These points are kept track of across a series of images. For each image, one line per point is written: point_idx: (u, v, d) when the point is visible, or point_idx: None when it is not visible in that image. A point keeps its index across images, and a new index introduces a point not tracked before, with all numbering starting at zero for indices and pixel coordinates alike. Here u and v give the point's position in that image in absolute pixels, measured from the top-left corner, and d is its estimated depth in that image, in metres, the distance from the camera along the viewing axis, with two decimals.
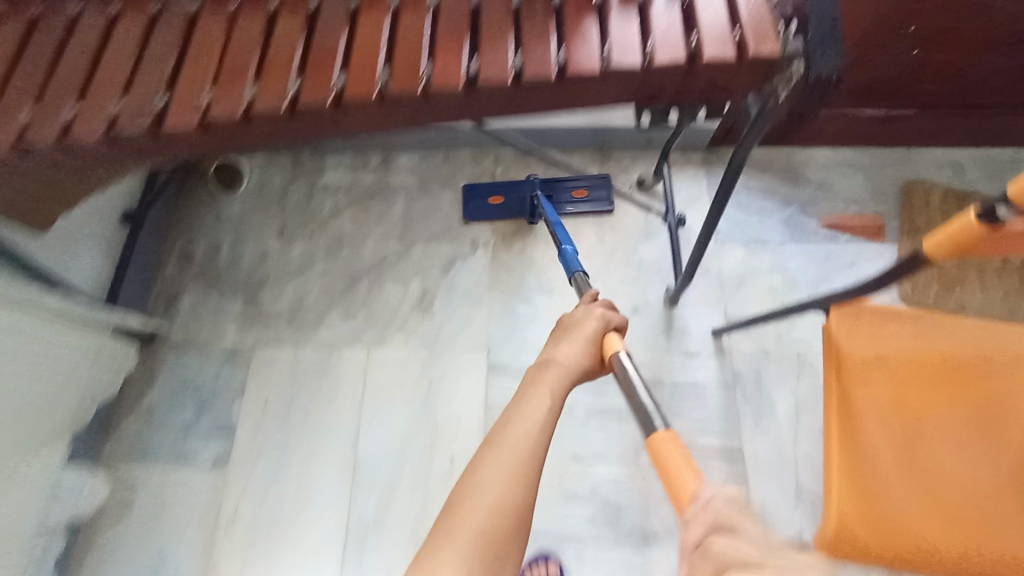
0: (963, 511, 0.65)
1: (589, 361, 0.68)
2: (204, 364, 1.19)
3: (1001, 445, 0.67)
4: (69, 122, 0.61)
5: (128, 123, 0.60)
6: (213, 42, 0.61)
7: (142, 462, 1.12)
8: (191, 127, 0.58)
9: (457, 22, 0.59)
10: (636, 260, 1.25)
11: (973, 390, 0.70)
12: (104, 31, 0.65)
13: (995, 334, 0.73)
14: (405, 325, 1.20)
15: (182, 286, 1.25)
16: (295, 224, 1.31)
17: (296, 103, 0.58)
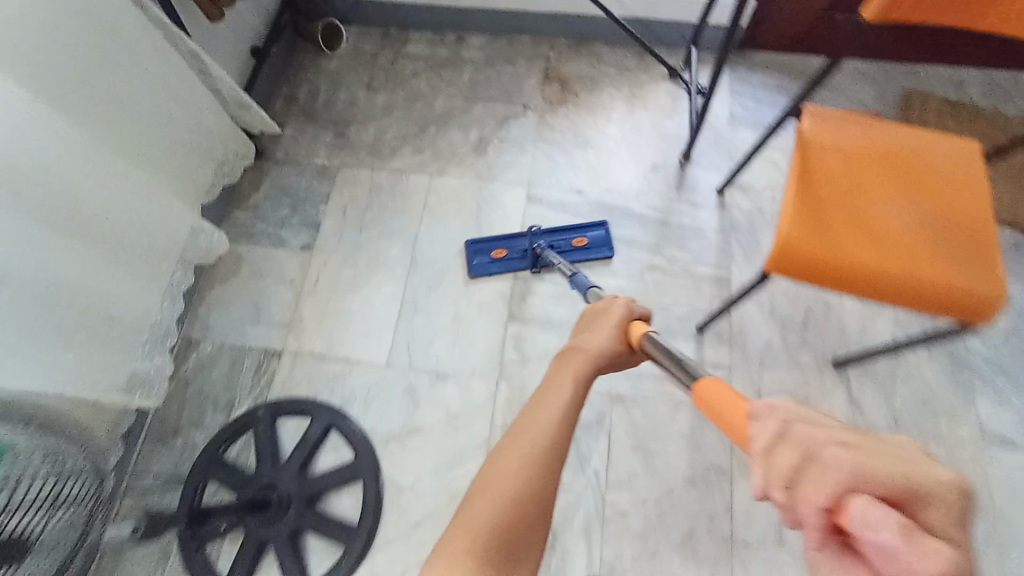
0: (883, 240, 0.88)
1: (617, 345, 0.75)
2: (301, 176, 1.49)
3: (917, 199, 0.91)
4: None
5: None
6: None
7: (248, 240, 1.42)
8: None
9: None
10: (659, 130, 1.49)
11: (901, 168, 0.94)
12: None
13: (920, 133, 0.98)
14: (463, 161, 1.48)
15: (287, 119, 1.55)
16: (381, 81, 1.59)
17: None
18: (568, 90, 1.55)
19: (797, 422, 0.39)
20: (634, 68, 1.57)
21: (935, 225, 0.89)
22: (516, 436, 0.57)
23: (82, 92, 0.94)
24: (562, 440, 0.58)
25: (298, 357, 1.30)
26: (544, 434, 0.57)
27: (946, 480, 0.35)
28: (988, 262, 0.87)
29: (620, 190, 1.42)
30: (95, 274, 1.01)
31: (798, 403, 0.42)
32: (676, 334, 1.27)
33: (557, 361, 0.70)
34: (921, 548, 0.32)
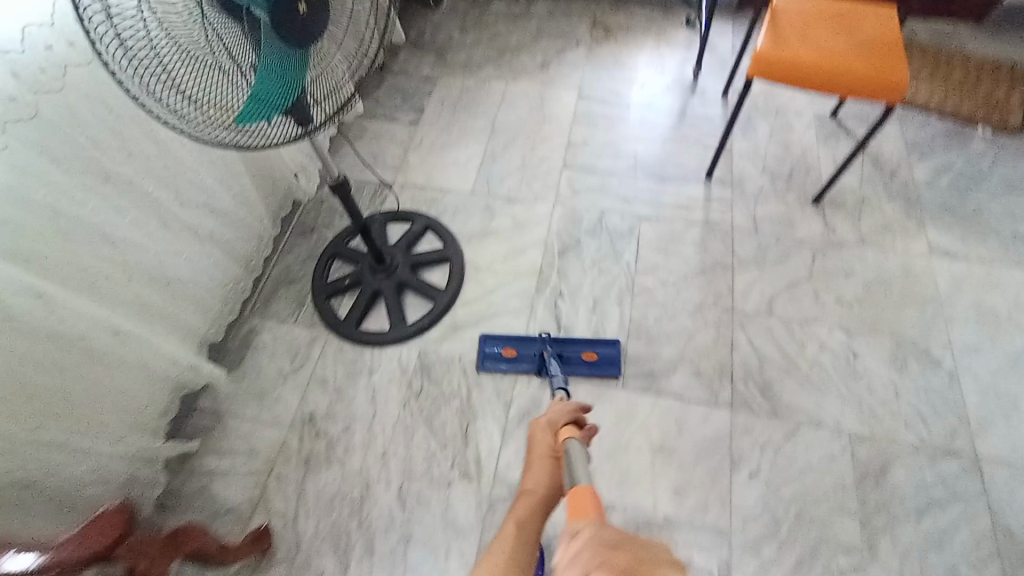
0: (827, 51, 1.30)
1: (552, 469, 0.97)
2: (410, 81, 2.01)
3: (850, 33, 1.34)
4: None
5: None
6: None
7: (369, 118, 1.92)
8: None
9: None
10: (678, 59, 1.98)
11: (839, 20, 1.38)
12: None
13: (852, 5, 1.42)
14: (531, 75, 1.98)
15: (401, 47, 2.11)
16: (470, 27, 2.16)
17: None
18: (609, 34, 2.08)
19: (589, 550, 0.67)
20: (660, 20, 2.09)
21: (862, 45, 1.31)
22: (494, 568, 0.81)
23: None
24: (524, 558, 0.84)
25: (404, 187, 1.73)
26: (502, 551, 0.84)
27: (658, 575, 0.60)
28: (895, 71, 1.26)
29: (647, 94, 1.89)
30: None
31: (593, 543, 0.68)
32: (690, 180, 1.66)
33: (512, 509, 0.93)
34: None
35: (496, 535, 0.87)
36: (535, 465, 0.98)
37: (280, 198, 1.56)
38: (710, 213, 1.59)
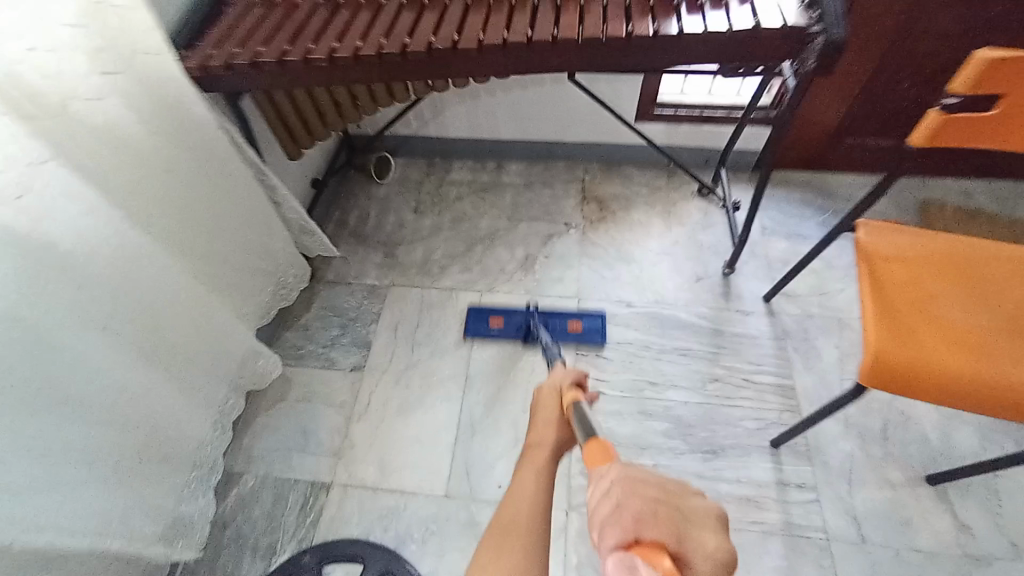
0: (971, 344, 0.88)
1: (564, 433, 0.87)
2: (352, 295, 1.50)
3: (988, 304, 0.93)
4: (406, 44, 0.91)
5: (452, 42, 0.91)
6: (455, 18, 0.96)
7: (297, 363, 1.39)
8: (474, 47, 0.90)
9: (598, 10, 0.94)
10: (698, 244, 1.55)
11: (965, 274, 0.97)
12: (439, 13, 0.97)
13: (970, 241, 1.02)
14: (511, 278, 1.50)
15: (338, 242, 1.61)
16: (427, 205, 1.68)
17: (533, 39, 0.90)
18: (604, 209, 1.64)
19: (618, 485, 0.45)
20: (664, 187, 1.68)
21: (1015, 328, 0.91)
22: (502, 530, 0.65)
23: (177, 207, 0.98)
24: (544, 504, 0.69)
25: (349, 490, 1.20)
26: (522, 507, 0.68)
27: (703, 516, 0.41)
28: (1004, 368, 0.86)
29: (668, 301, 1.44)
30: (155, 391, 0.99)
31: (621, 479, 0.45)
32: (749, 450, 1.19)
33: (520, 461, 0.80)
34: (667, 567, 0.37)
35: (512, 483, 0.73)
36: (540, 421, 0.90)
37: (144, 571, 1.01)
38: (790, 511, 1.12)
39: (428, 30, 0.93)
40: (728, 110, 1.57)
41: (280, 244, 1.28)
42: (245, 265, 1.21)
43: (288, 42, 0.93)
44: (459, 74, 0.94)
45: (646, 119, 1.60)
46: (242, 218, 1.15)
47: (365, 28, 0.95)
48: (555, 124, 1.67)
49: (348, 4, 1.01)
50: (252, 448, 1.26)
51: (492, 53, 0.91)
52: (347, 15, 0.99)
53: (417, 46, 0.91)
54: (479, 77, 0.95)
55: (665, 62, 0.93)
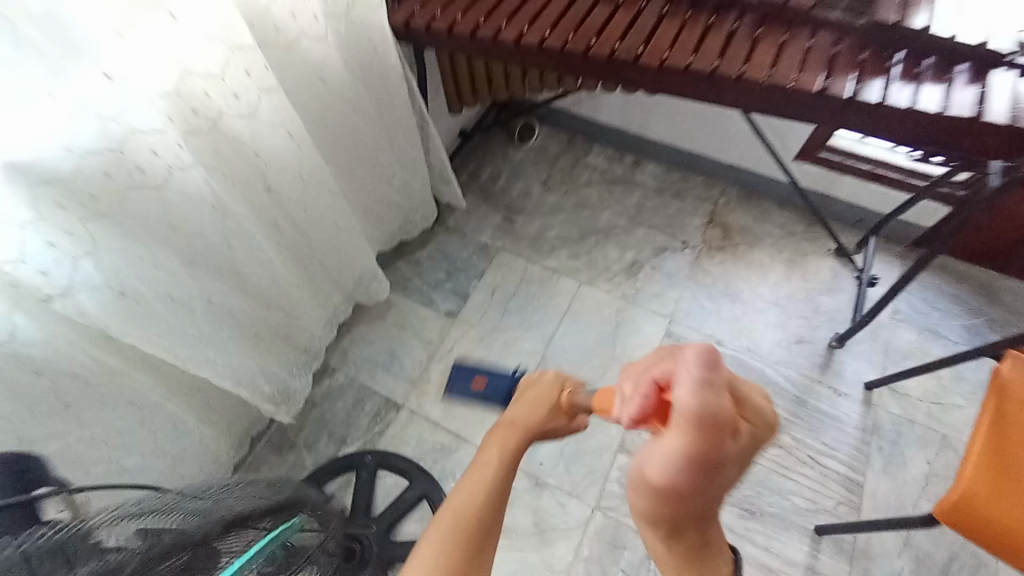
0: None
1: (557, 419, 0.68)
2: (464, 246, 1.61)
3: None
4: (591, 45, 0.93)
5: (635, 55, 0.91)
6: (647, 26, 0.95)
7: (401, 291, 1.54)
8: (654, 65, 0.90)
9: (798, 53, 0.89)
10: (815, 306, 1.45)
11: None
12: (633, 16, 0.97)
13: None
14: (613, 279, 1.53)
15: (465, 192, 1.71)
16: (555, 182, 1.72)
17: (717, 71, 0.88)
18: (728, 239, 1.58)
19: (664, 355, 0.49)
20: (800, 235, 1.57)
21: None
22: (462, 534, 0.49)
23: (342, 137, 1.10)
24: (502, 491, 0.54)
25: (415, 418, 1.36)
26: (479, 509, 0.50)
27: (725, 478, 0.42)
28: None
29: (760, 353, 1.39)
30: (294, 284, 1.16)
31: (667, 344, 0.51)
32: (790, 525, 1.18)
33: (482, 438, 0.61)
34: (713, 389, 0.40)
35: (469, 467, 0.56)
36: (521, 402, 0.67)
37: (245, 423, 1.22)
38: None
39: (616, 34, 0.94)
40: (905, 175, 1.41)
41: (417, 186, 1.39)
42: (380, 197, 1.32)
43: (482, 16, 0.99)
44: (631, 87, 0.96)
45: (807, 160, 1.48)
46: (391, 155, 1.24)
47: (557, 16, 0.98)
48: (710, 138, 1.60)
49: None
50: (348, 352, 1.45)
51: (669, 73, 0.91)
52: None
53: (601, 49, 0.93)
54: (650, 90, 0.95)
55: (848, 124, 0.88)
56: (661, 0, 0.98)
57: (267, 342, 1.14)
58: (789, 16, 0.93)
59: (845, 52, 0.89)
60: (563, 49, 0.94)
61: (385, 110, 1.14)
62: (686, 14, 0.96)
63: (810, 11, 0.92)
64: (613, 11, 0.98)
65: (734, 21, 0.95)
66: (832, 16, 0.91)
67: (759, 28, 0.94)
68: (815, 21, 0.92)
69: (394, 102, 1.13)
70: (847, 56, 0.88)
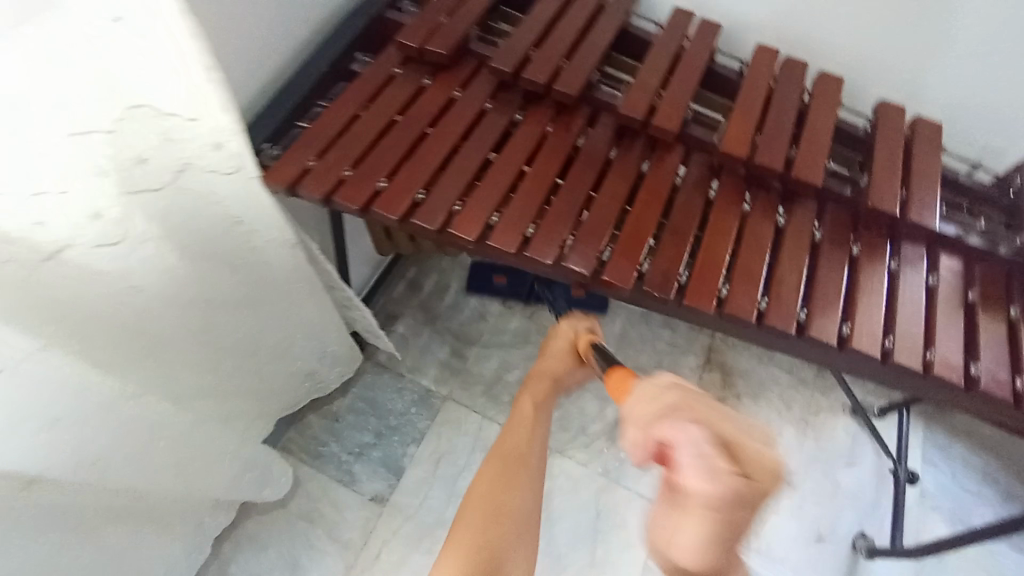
0: None
1: (569, 363, 0.71)
2: (398, 394, 1.21)
3: None
4: (603, 259, 0.58)
5: (674, 288, 0.56)
6: (688, 227, 0.60)
7: (310, 464, 1.13)
8: (707, 311, 0.56)
9: (919, 297, 0.58)
10: (833, 484, 1.19)
11: None
12: (665, 203, 0.62)
13: None
14: (590, 445, 1.20)
15: (403, 310, 1.31)
16: (519, 298, 1.36)
17: (804, 334, 0.55)
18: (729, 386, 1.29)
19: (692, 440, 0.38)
20: (810, 382, 1.31)
21: None
22: (504, 462, 0.58)
23: (191, 340, 0.68)
24: (493, 526, 0.54)
25: None
26: (508, 505, 0.56)
27: (749, 427, 0.39)
28: None
29: (773, 559, 1.11)
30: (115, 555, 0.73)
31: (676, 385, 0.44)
32: None
33: (523, 390, 0.68)
34: (719, 464, 0.36)
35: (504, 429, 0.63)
36: (550, 353, 0.72)
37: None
38: None
39: (641, 242, 0.58)
40: None
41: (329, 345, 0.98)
42: (271, 376, 0.91)
43: (424, 185, 0.61)
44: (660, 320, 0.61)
45: None
46: (278, 332, 0.83)
47: (546, 195, 0.61)
48: None
49: (531, 125, 0.67)
50: (227, 568, 1.03)
51: (718, 322, 0.57)
52: (518, 154, 0.64)
53: (617, 270, 0.57)
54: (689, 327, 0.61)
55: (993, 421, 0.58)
56: (704, 178, 0.64)
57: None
58: (895, 226, 0.61)
59: (989, 304, 0.59)
60: (556, 265, 0.57)
61: (260, 290, 0.74)
62: (745, 206, 0.62)
63: (934, 227, 0.60)
64: (634, 193, 0.63)
65: (816, 225, 0.62)
66: (966, 237, 0.60)
67: (851, 240, 0.61)
68: (937, 239, 0.61)
69: (274, 274, 0.72)
70: (993, 313, 0.58)
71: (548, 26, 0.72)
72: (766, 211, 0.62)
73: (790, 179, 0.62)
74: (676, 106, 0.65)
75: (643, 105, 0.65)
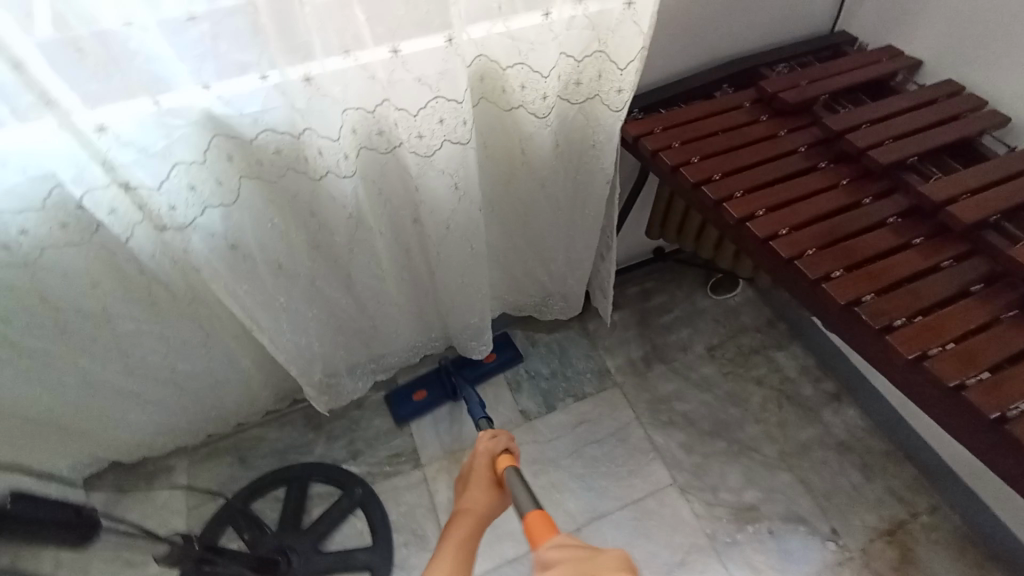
0: None
1: (495, 499, 0.76)
2: (584, 357, 1.43)
3: None
4: (832, 276, 0.69)
5: (885, 325, 0.64)
6: (929, 296, 0.66)
7: (499, 358, 1.43)
8: (906, 356, 0.62)
9: None
10: None
11: None
12: (918, 272, 0.69)
13: None
14: (714, 507, 1.21)
15: (624, 304, 1.52)
16: (725, 355, 1.43)
17: (1005, 427, 0.56)
18: (899, 572, 1.13)
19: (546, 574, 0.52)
20: None
21: None
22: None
23: (518, 204, 1.07)
24: None
25: (421, 489, 1.22)
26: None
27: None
28: None
29: None
30: (398, 304, 1.13)
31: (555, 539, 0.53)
32: None
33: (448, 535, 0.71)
34: None
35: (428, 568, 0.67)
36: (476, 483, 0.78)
37: (286, 393, 1.25)
38: None
39: (875, 282, 0.67)
40: None
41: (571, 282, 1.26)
42: (528, 270, 1.24)
43: (721, 172, 0.82)
44: (858, 353, 0.68)
45: None
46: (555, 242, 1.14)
47: (810, 218, 0.75)
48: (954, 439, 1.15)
49: (827, 174, 0.81)
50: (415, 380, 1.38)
51: (906, 370, 0.63)
52: (808, 186, 0.79)
53: (840, 287, 0.67)
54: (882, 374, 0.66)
55: None
56: (975, 274, 0.68)
57: (337, 335, 1.12)
58: None
59: None
60: (788, 260, 0.71)
61: (567, 203, 1.07)
62: (1005, 312, 0.64)
63: None
64: (893, 253, 0.71)
65: None
66: None
67: None
68: None
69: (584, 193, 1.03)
70: None
71: (890, 115, 0.85)
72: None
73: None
74: (980, 208, 0.70)
75: (946, 194, 0.72)
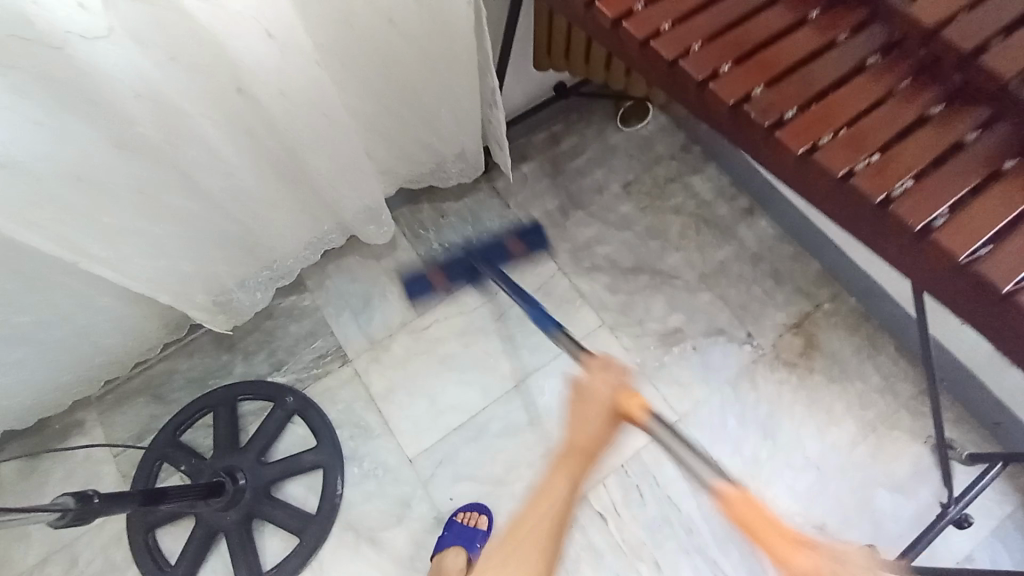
0: None
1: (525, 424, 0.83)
2: (499, 220, 1.34)
3: None
4: (719, 74, 0.60)
5: (775, 121, 0.57)
6: (821, 80, 0.59)
7: (409, 238, 1.32)
8: (795, 153, 0.56)
9: None
10: (862, 487, 1.16)
11: None
12: (811, 54, 0.60)
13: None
14: (641, 337, 1.27)
15: (533, 155, 1.40)
16: (641, 190, 1.38)
17: (889, 209, 0.54)
18: (805, 356, 1.25)
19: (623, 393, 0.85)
20: (899, 394, 1.22)
21: None
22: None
23: (372, 50, 0.88)
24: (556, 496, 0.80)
25: (355, 383, 1.20)
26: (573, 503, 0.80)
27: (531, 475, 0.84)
28: None
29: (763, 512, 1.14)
30: (269, 202, 0.98)
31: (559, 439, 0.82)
32: None
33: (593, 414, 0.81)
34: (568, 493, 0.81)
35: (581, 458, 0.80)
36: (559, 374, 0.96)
37: (178, 322, 1.13)
38: None
39: (765, 74, 0.59)
40: None
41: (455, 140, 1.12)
42: (414, 135, 1.08)
43: None
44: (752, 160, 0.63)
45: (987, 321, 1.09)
46: (426, 91, 0.99)
47: (696, 5, 0.63)
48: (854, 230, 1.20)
49: None
50: (323, 279, 1.28)
51: (819, 180, 0.57)
52: None
53: (727, 86, 0.59)
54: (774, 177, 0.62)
55: None
56: (870, 44, 0.60)
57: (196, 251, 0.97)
58: None
59: None
60: (672, 63, 0.61)
61: (429, 38, 0.89)
62: (899, 84, 0.58)
63: None
64: (785, 35, 0.61)
65: (974, 128, 0.55)
66: None
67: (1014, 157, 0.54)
68: None
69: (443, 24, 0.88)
70: None
71: None
72: (918, 94, 0.58)
73: (969, 73, 0.56)
74: None
75: None
